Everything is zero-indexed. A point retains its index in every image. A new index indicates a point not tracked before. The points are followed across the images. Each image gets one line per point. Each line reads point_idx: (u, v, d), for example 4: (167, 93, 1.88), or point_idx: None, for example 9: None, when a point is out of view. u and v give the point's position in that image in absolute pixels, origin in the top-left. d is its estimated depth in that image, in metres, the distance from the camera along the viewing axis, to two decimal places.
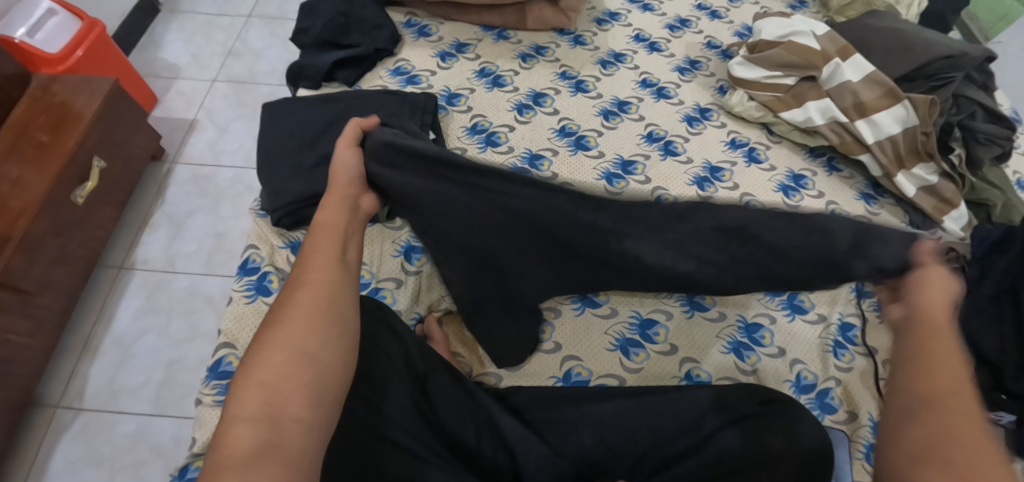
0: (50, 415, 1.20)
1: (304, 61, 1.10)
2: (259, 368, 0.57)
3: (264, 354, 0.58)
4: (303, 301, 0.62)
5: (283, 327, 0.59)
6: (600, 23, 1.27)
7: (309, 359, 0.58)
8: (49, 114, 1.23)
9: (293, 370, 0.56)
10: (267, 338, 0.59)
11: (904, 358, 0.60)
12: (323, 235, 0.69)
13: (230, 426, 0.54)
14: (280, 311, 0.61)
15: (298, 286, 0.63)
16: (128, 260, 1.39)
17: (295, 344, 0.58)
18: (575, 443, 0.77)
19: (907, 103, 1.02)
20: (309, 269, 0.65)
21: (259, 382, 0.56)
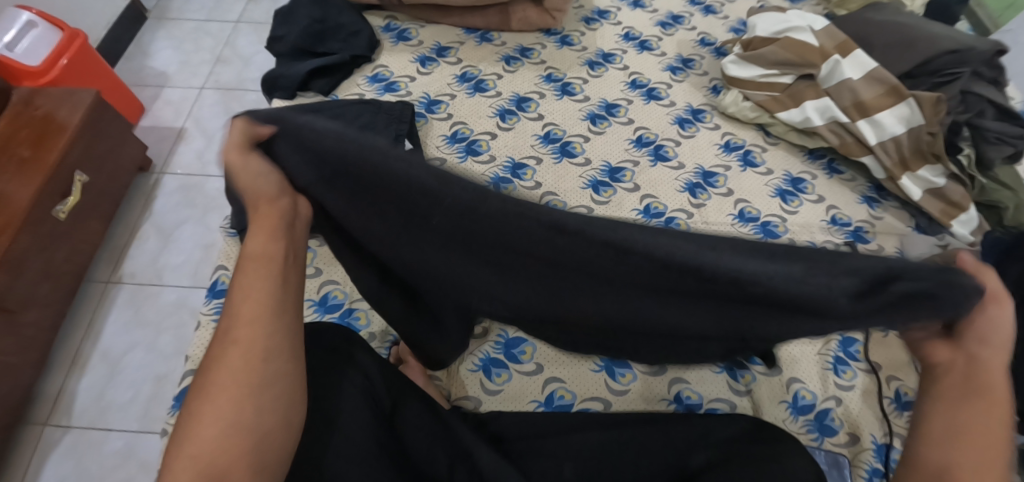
0: (38, 433, 1.18)
1: (278, 70, 1.07)
2: (191, 439, 0.53)
3: (195, 425, 0.53)
4: (233, 363, 0.55)
5: (214, 395, 0.54)
6: (588, 22, 1.21)
7: (246, 428, 0.53)
8: (31, 128, 1.19)
9: (229, 442, 0.53)
10: (198, 407, 0.54)
11: (944, 385, 0.55)
12: (255, 275, 0.59)
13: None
14: (211, 373, 0.56)
15: (225, 344, 0.57)
16: (115, 274, 1.37)
17: (228, 414, 0.54)
18: (555, 473, 0.72)
19: (911, 101, 0.95)
20: (239, 321, 0.57)
21: (190, 456, 0.52)
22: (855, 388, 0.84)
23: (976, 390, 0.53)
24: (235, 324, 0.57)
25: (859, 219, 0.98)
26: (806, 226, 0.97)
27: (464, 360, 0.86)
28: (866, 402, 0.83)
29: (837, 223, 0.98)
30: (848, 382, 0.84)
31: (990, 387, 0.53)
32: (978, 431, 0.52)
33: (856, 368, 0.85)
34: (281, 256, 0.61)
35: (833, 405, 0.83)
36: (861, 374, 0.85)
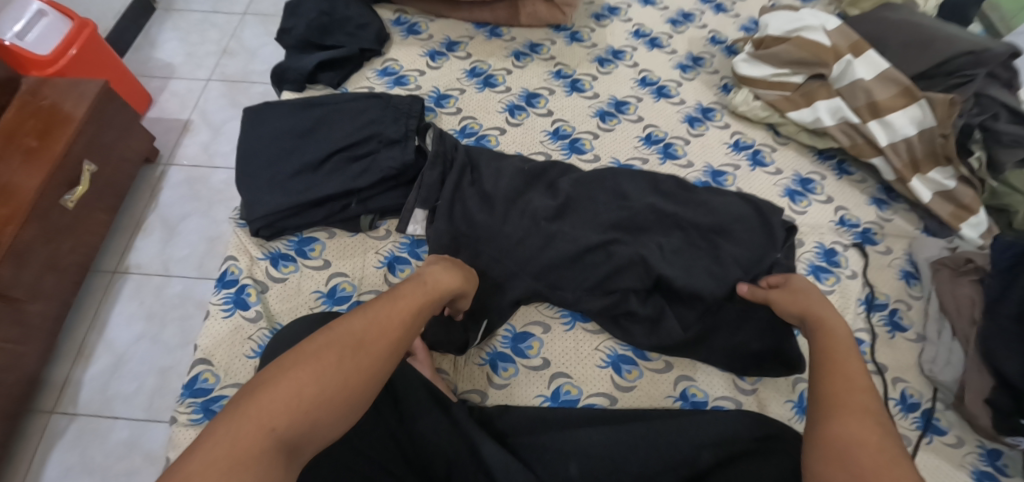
0: (45, 421, 1.13)
1: (287, 63, 1.06)
2: (285, 397, 0.53)
3: (293, 386, 0.54)
4: (359, 361, 0.58)
5: (348, 373, 0.57)
6: (598, 19, 1.21)
7: (326, 419, 0.55)
8: (38, 118, 1.15)
9: (312, 426, 0.54)
10: (300, 369, 0.55)
11: (815, 374, 0.69)
12: (405, 309, 0.65)
13: (245, 425, 0.51)
14: (326, 347, 0.57)
15: (358, 340, 0.59)
16: (122, 264, 1.32)
17: (328, 400, 0.55)
18: (561, 471, 0.72)
19: (924, 103, 0.95)
20: (379, 332, 0.61)
21: (277, 415, 0.52)
22: None
23: (833, 378, 0.67)
24: (375, 331, 0.60)
25: (868, 221, 0.98)
26: (815, 226, 0.97)
27: (472, 355, 0.86)
28: None
29: (845, 224, 0.98)
30: None
31: (847, 367, 0.68)
32: (857, 398, 0.63)
33: None
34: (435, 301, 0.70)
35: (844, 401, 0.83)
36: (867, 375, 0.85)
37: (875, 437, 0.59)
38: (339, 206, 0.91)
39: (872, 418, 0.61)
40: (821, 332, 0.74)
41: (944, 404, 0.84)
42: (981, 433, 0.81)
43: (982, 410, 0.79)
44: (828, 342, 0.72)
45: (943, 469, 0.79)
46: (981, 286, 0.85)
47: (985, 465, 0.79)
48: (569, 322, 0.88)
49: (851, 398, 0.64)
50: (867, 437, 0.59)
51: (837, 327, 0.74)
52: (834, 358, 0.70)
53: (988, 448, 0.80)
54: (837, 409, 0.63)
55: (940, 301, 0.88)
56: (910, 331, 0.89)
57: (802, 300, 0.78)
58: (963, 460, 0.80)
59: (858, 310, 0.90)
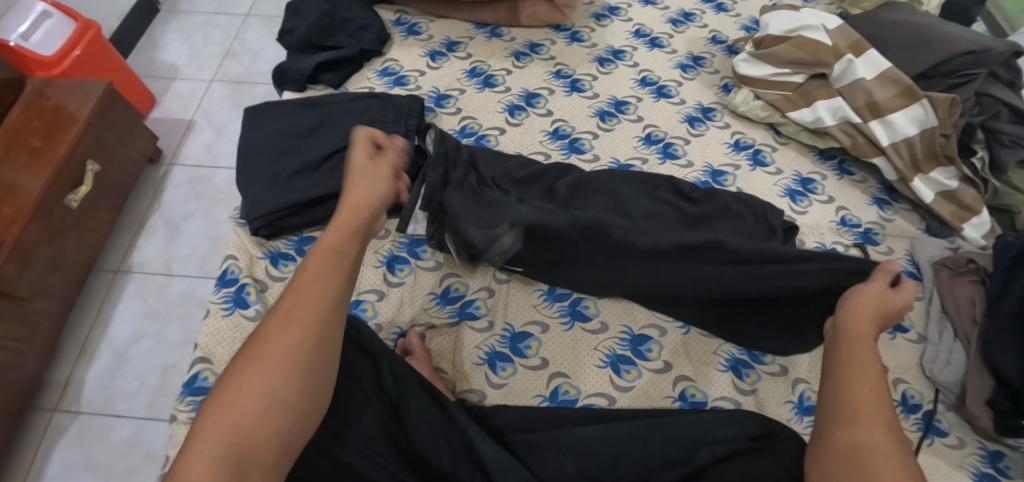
0: (48, 419, 1.13)
1: (288, 63, 1.07)
2: (231, 406, 0.52)
3: (234, 391, 0.53)
4: (289, 338, 0.55)
5: (269, 366, 0.54)
6: (599, 19, 1.21)
7: (274, 405, 0.52)
8: (43, 119, 1.16)
9: (269, 419, 0.52)
10: (239, 373, 0.54)
11: (831, 365, 0.61)
12: (324, 258, 0.61)
13: (187, 455, 0.50)
14: (256, 343, 0.55)
15: (287, 318, 0.56)
16: (125, 263, 1.32)
17: (270, 389, 0.53)
18: (556, 468, 0.72)
19: (925, 102, 0.95)
20: (300, 299, 0.57)
21: (228, 423, 0.51)
22: None
23: (849, 369, 0.59)
24: (295, 301, 0.57)
25: (869, 221, 0.98)
26: (815, 226, 0.97)
27: (470, 354, 0.86)
28: None
29: (846, 224, 0.97)
30: None
31: (865, 362, 0.60)
32: (879, 410, 0.55)
33: None
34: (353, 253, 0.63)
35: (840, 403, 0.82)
36: None
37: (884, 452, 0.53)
38: None
39: (883, 427, 0.54)
40: (843, 324, 0.66)
41: (945, 405, 0.83)
42: (981, 434, 0.80)
43: (983, 412, 0.78)
44: (851, 332, 0.64)
45: (943, 471, 0.78)
46: (981, 286, 0.85)
47: (986, 466, 0.78)
48: (567, 322, 0.88)
49: (865, 402, 0.56)
50: (883, 448, 0.53)
51: (859, 320, 0.65)
52: (851, 349, 0.62)
53: (989, 450, 0.80)
54: (853, 416, 0.55)
55: (941, 302, 0.87)
56: (912, 331, 0.89)
57: (869, 303, 0.68)
58: (964, 462, 0.79)
59: None
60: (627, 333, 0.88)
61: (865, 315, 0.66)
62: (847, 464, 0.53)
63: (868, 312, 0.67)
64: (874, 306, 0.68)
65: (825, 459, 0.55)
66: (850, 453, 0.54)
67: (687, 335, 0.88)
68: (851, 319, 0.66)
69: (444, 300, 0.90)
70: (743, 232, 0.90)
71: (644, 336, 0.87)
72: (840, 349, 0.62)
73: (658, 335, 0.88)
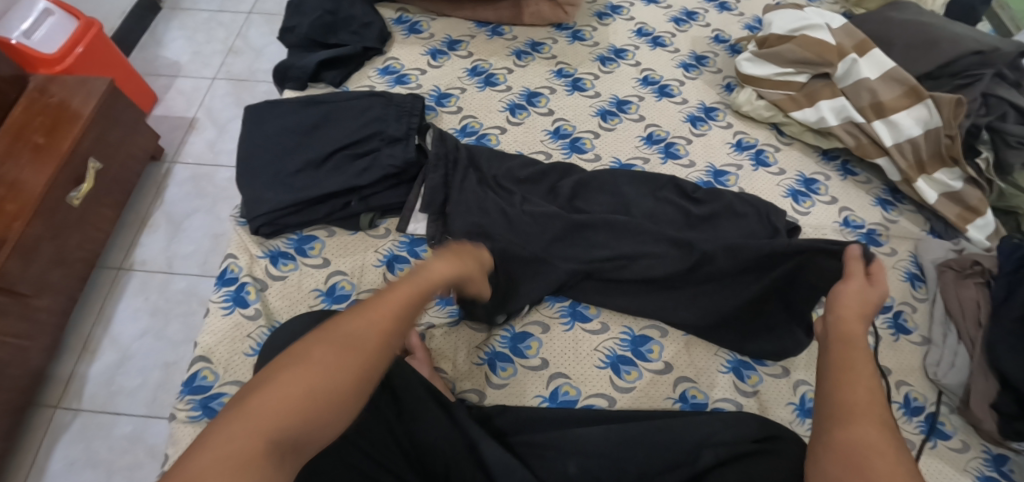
0: (50, 416, 1.14)
1: (289, 61, 1.07)
2: (297, 394, 0.48)
3: (307, 379, 0.49)
4: (375, 353, 0.52)
5: (350, 360, 0.51)
6: (601, 17, 1.20)
7: (336, 408, 0.49)
8: (45, 116, 1.16)
9: (329, 423, 0.49)
10: (315, 363, 0.50)
11: (824, 367, 0.60)
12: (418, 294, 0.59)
13: (242, 422, 0.46)
14: (342, 340, 0.52)
15: (379, 320, 0.54)
16: (127, 261, 1.32)
17: (343, 396, 0.50)
18: (559, 469, 0.72)
19: (930, 103, 0.94)
20: (395, 322, 0.55)
21: (287, 409, 0.47)
22: None
23: (840, 373, 0.57)
24: (392, 322, 0.55)
25: (873, 222, 0.97)
26: (818, 227, 0.96)
27: (471, 354, 0.86)
28: None
29: (850, 225, 0.97)
30: None
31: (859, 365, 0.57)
32: (875, 409, 0.53)
33: None
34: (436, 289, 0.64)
35: None
36: None
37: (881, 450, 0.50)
38: (340, 204, 0.91)
39: (878, 422, 0.52)
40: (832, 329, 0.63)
41: (949, 408, 0.83)
42: (985, 437, 0.79)
43: (988, 415, 0.77)
44: (842, 329, 0.63)
45: (946, 473, 0.78)
46: (986, 289, 0.85)
47: (990, 470, 0.78)
48: (568, 322, 0.88)
49: (860, 402, 0.54)
50: (881, 446, 0.50)
51: (851, 324, 0.63)
52: (849, 353, 0.59)
53: (993, 454, 0.79)
54: (847, 415, 0.53)
55: (945, 304, 0.87)
56: (915, 334, 0.88)
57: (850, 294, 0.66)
58: (967, 465, 0.78)
59: None
60: (627, 333, 0.87)
61: (853, 314, 0.64)
62: (845, 462, 0.51)
63: (854, 312, 0.64)
64: (861, 305, 0.65)
65: (824, 458, 0.53)
66: (847, 448, 0.51)
67: (689, 336, 0.87)
68: (839, 320, 0.64)
69: (444, 300, 0.90)
70: (747, 234, 0.89)
71: (645, 336, 0.87)
72: (835, 351, 0.60)
73: (659, 335, 0.87)
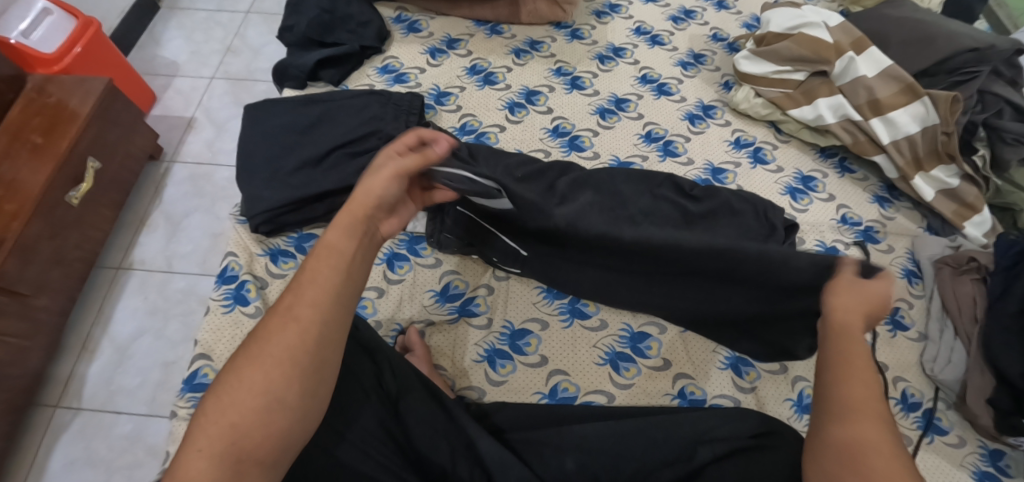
0: (49, 416, 1.14)
1: (288, 60, 1.07)
2: (231, 405, 0.51)
3: (233, 391, 0.52)
4: (287, 340, 0.54)
5: (264, 365, 0.53)
6: (599, 16, 1.21)
7: (271, 412, 0.52)
8: (44, 115, 1.16)
9: (268, 418, 0.51)
10: (238, 372, 0.53)
11: (819, 363, 0.59)
12: (325, 258, 0.58)
13: (188, 449, 0.50)
14: (255, 342, 0.54)
15: (286, 315, 0.55)
16: (126, 260, 1.32)
17: (269, 389, 0.52)
18: (556, 466, 0.72)
19: (926, 100, 0.95)
20: (301, 297, 0.56)
21: (227, 423, 0.51)
22: None
23: (841, 374, 0.56)
24: (297, 299, 0.56)
25: (870, 219, 0.98)
26: (816, 224, 0.96)
27: (470, 351, 0.86)
28: None
29: (847, 222, 0.97)
30: None
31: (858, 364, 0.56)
32: (871, 405, 0.54)
33: None
34: (353, 253, 0.60)
35: None
36: None
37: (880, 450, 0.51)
38: (339, 202, 0.92)
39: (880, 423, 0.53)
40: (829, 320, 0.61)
41: (946, 404, 0.83)
42: (982, 433, 0.80)
43: (984, 410, 0.78)
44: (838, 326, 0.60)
45: (942, 469, 0.78)
46: (982, 285, 0.85)
47: (986, 465, 0.78)
48: (567, 319, 0.88)
49: (861, 404, 0.54)
50: (880, 443, 0.51)
51: (852, 319, 0.60)
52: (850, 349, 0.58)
53: (989, 449, 0.80)
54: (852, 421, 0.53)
55: (942, 300, 0.87)
56: (912, 330, 0.89)
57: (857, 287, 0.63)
58: (963, 460, 0.79)
59: None
60: (626, 330, 0.88)
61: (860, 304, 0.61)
62: (845, 460, 0.52)
63: (858, 308, 0.61)
64: (869, 298, 0.61)
65: (822, 454, 0.54)
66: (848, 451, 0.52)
67: (687, 333, 0.88)
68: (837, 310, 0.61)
69: (443, 297, 0.90)
70: (745, 231, 0.89)
71: (644, 333, 0.87)
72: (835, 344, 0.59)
73: (657, 332, 0.88)
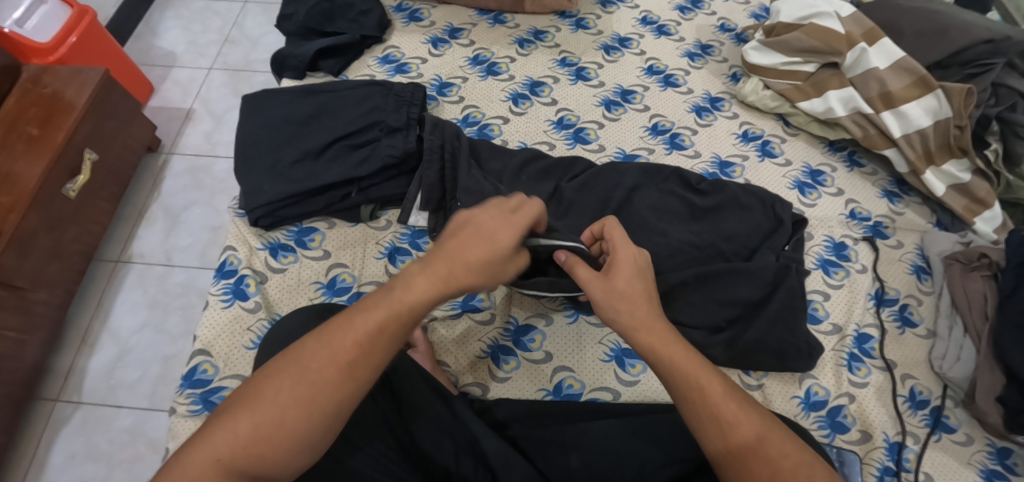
0: (50, 409, 1.13)
1: (287, 50, 1.05)
2: (265, 439, 0.52)
3: (272, 424, 0.52)
4: (340, 397, 0.54)
5: (308, 410, 0.53)
6: (604, 5, 1.18)
7: (302, 454, 0.54)
8: (39, 106, 1.13)
9: (295, 458, 0.53)
10: (280, 405, 0.53)
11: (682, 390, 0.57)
12: (403, 320, 0.57)
13: (205, 457, 0.51)
14: (304, 383, 0.54)
15: (346, 371, 0.55)
16: (125, 253, 1.31)
17: (307, 434, 0.53)
18: (561, 463, 0.71)
19: (940, 93, 0.93)
20: (368, 359, 0.55)
21: (255, 451, 0.52)
22: (869, 385, 0.83)
23: (718, 405, 0.55)
24: (363, 360, 0.55)
25: (879, 214, 0.96)
26: (824, 219, 0.95)
27: (473, 348, 0.85)
28: (879, 400, 0.82)
29: (855, 217, 0.96)
30: (862, 378, 0.83)
31: (718, 389, 0.56)
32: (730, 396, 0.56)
33: (870, 365, 0.84)
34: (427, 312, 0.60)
35: (846, 401, 0.81)
36: (876, 371, 0.84)
37: (791, 454, 0.53)
38: (340, 195, 0.90)
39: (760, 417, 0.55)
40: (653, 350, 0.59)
41: (954, 401, 0.82)
42: (990, 431, 0.79)
43: (993, 409, 0.77)
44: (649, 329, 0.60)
45: (950, 466, 0.77)
46: (993, 282, 0.83)
47: (994, 463, 0.78)
48: (571, 315, 0.87)
49: (736, 417, 0.54)
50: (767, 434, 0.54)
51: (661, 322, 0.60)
52: (691, 367, 0.57)
53: (998, 447, 0.79)
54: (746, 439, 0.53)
55: (952, 297, 0.86)
56: (920, 326, 0.87)
57: (599, 286, 0.63)
58: (971, 458, 0.78)
59: (867, 305, 0.89)
60: None
61: (626, 298, 0.61)
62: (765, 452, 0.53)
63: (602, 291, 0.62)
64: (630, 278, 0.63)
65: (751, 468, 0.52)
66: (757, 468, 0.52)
67: None
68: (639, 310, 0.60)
69: None
70: (752, 226, 0.88)
71: None
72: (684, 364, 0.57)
73: None
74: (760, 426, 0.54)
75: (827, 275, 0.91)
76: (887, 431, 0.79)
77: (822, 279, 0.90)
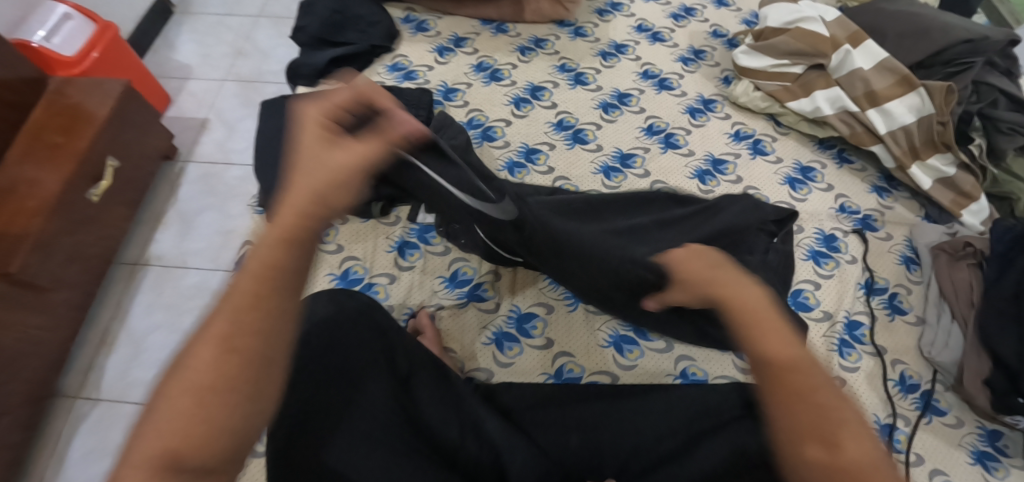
0: (69, 406, 1.17)
1: (301, 59, 1.11)
2: (164, 433, 0.44)
3: (167, 417, 0.45)
4: (235, 348, 0.47)
5: (204, 381, 0.46)
6: (601, 14, 1.24)
7: (221, 430, 0.45)
8: (62, 116, 1.19)
9: (217, 442, 0.45)
10: (172, 398, 0.46)
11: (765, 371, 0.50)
12: (270, 250, 0.51)
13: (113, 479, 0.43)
14: (186, 363, 0.47)
15: (225, 323, 0.48)
16: (142, 257, 1.36)
17: (217, 408, 0.46)
18: (561, 443, 0.75)
19: (921, 91, 0.97)
20: (246, 300, 0.49)
21: (163, 454, 0.43)
22: (860, 371, 0.85)
23: (810, 393, 0.48)
24: (240, 303, 0.49)
25: (868, 208, 1.00)
26: (815, 213, 0.99)
27: (478, 335, 0.89)
28: (870, 385, 0.84)
29: (846, 210, 1.00)
30: (852, 363, 0.86)
31: (817, 377, 0.49)
32: (828, 389, 0.49)
33: (861, 351, 0.87)
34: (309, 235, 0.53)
35: (837, 385, 0.84)
36: (866, 357, 0.87)
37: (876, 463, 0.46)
38: None
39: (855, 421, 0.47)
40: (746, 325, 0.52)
41: (944, 386, 0.85)
42: (980, 414, 0.81)
43: (981, 391, 0.79)
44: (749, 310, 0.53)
45: (941, 449, 0.80)
46: (979, 270, 0.86)
47: (985, 445, 0.80)
48: (571, 303, 0.91)
49: (836, 410, 0.47)
50: (862, 440, 0.46)
51: (755, 305, 0.53)
52: (787, 346, 0.50)
53: (988, 430, 0.81)
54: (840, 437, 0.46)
55: (939, 285, 0.89)
56: (910, 314, 0.90)
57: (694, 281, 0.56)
58: (961, 439, 0.80)
59: (857, 294, 0.92)
60: None
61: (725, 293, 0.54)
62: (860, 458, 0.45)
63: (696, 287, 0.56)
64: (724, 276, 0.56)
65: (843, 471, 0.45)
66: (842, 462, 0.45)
67: None
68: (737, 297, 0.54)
69: (453, 283, 0.93)
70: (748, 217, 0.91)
71: None
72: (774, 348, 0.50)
73: None
74: (855, 427, 0.47)
75: (817, 265, 0.94)
76: (878, 413, 0.82)
77: (812, 269, 0.94)
